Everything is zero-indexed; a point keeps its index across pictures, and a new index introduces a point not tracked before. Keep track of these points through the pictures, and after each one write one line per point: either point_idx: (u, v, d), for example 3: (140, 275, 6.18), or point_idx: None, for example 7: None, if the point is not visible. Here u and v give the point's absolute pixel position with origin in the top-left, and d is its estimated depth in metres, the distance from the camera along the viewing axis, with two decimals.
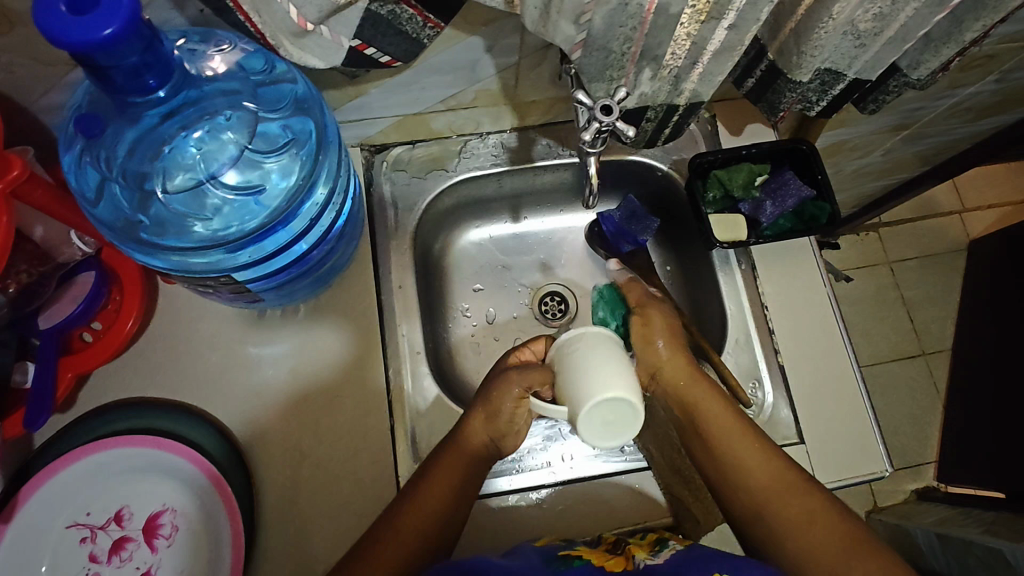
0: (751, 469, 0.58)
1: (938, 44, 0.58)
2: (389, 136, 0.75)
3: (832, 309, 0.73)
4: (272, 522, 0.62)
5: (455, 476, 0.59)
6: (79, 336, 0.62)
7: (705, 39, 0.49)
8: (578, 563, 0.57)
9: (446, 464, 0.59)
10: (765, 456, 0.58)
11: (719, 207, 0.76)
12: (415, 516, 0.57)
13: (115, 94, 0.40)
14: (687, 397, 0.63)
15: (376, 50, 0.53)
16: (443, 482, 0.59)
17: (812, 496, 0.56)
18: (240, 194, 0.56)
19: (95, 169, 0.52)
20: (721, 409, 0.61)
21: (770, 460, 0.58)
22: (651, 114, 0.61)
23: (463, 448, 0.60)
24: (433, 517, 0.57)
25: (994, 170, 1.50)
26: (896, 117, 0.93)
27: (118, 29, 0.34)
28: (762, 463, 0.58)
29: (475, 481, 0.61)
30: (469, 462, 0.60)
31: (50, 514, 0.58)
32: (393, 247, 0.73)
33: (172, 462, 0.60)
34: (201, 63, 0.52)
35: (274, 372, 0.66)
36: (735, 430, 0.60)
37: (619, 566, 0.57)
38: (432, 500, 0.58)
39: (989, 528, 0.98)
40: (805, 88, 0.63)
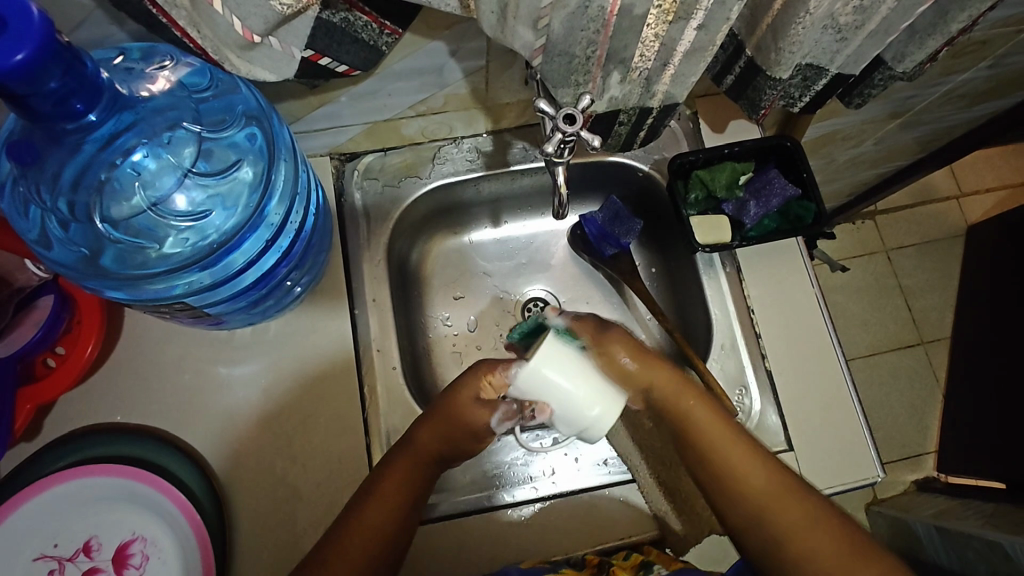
0: (748, 477, 0.57)
1: (923, 36, 0.56)
2: (360, 144, 0.72)
3: (820, 310, 0.71)
4: (246, 547, 0.60)
5: (412, 471, 0.58)
6: (43, 362, 0.60)
7: (674, 40, 0.46)
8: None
9: (402, 469, 0.57)
10: (761, 463, 0.57)
11: (702, 208, 0.73)
12: (381, 510, 0.55)
13: (43, 122, 0.38)
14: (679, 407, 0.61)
15: (331, 60, 0.51)
16: (400, 488, 0.57)
17: (803, 503, 0.56)
18: (196, 215, 0.54)
19: (36, 204, 0.49)
20: (707, 416, 0.60)
21: (751, 479, 0.57)
22: (624, 117, 0.58)
23: (416, 456, 0.58)
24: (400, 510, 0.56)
25: (994, 153, 1.47)
26: (890, 106, 0.89)
27: (31, 54, 0.33)
28: (756, 474, 0.57)
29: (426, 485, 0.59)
30: (428, 460, 0.59)
31: (17, 547, 0.57)
32: (367, 258, 0.71)
33: (140, 490, 0.58)
34: (139, 82, 0.50)
35: (246, 393, 0.64)
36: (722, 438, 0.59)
37: None
38: (395, 501, 0.56)
39: (989, 521, 0.96)
40: (786, 84, 0.60)
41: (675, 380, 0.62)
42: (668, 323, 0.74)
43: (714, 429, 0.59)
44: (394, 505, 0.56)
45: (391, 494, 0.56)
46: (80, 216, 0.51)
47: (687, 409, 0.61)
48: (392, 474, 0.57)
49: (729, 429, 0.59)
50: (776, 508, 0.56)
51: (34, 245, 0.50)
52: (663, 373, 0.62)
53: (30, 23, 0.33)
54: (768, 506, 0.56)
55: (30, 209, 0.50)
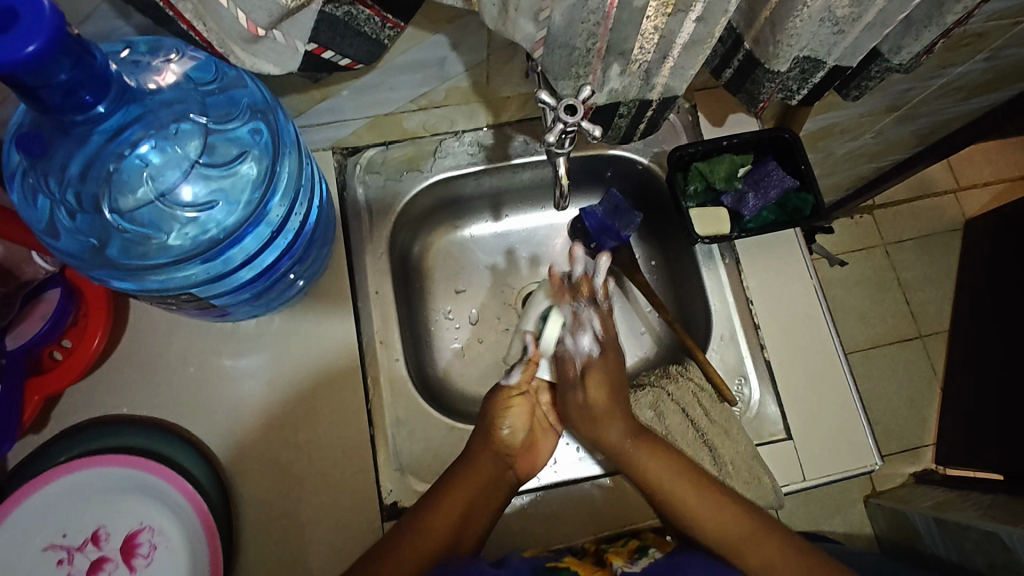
0: (716, 521, 0.63)
1: (919, 27, 0.56)
2: (361, 138, 0.73)
3: (819, 301, 0.72)
4: (253, 538, 0.61)
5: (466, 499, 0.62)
6: (50, 354, 0.61)
7: (674, 32, 0.47)
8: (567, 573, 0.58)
9: (466, 483, 0.63)
10: (724, 506, 0.63)
11: (701, 200, 0.74)
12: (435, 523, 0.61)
13: (53, 114, 0.39)
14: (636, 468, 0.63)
15: (334, 53, 0.51)
16: (462, 501, 0.62)
17: (770, 540, 0.62)
18: (201, 207, 0.55)
19: (44, 194, 0.50)
20: (662, 466, 0.64)
21: (727, 509, 0.63)
22: (624, 110, 0.59)
23: (479, 468, 0.64)
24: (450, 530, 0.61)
25: (990, 147, 1.48)
26: (887, 99, 0.90)
27: (42, 46, 0.33)
28: (719, 509, 0.63)
29: (482, 505, 0.64)
30: (484, 488, 0.64)
31: (27, 536, 0.57)
32: (369, 252, 0.72)
33: (147, 480, 0.59)
34: (145, 75, 0.50)
35: (250, 385, 0.65)
36: (682, 482, 0.63)
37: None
38: (450, 517, 0.61)
39: (987, 512, 0.97)
40: (784, 77, 0.61)
41: (631, 433, 0.66)
42: (668, 315, 0.75)
43: (672, 477, 0.63)
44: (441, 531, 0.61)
45: (453, 508, 0.61)
46: (87, 207, 0.51)
47: (642, 460, 0.64)
48: (457, 487, 0.62)
49: (691, 475, 0.64)
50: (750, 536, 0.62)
51: (40, 234, 0.50)
52: (616, 430, 0.65)
53: (41, 16, 0.33)
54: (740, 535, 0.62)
55: (38, 199, 0.50)
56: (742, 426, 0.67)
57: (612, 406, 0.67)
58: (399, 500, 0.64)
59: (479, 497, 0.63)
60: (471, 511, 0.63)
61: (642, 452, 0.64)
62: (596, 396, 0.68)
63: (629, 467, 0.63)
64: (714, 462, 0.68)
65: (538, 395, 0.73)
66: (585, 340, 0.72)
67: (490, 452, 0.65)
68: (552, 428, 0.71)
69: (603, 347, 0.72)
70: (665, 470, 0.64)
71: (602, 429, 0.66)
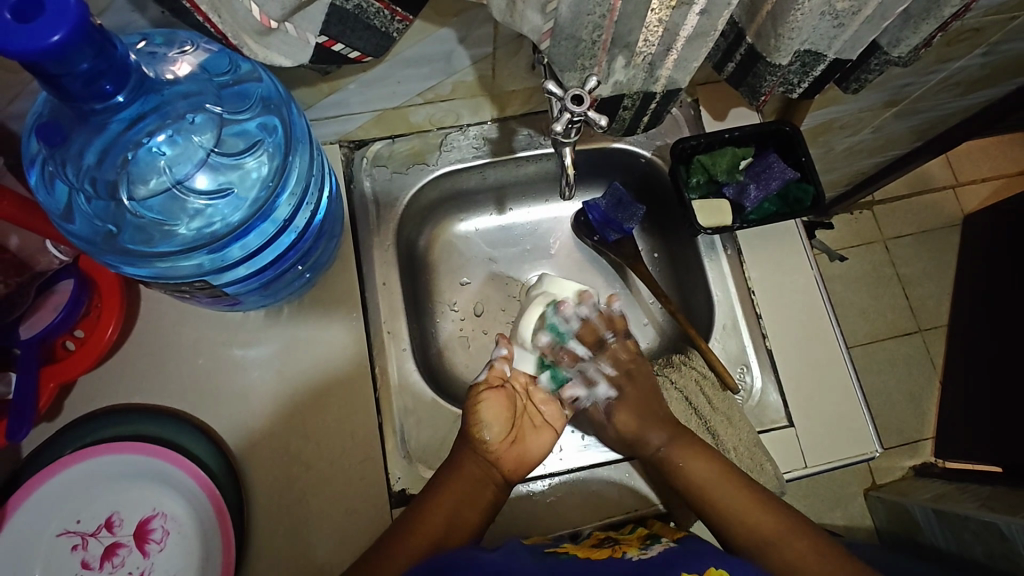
0: (737, 508, 0.62)
1: (918, 20, 0.57)
2: (368, 132, 0.74)
3: (820, 290, 0.73)
4: (262, 524, 0.62)
5: (454, 493, 0.61)
6: (63, 344, 0.62)
7: (678, 25, 0.48)
8: (563, 558, 0.57)
9: (450, 486, 0.62)
10: (749, 502, 0.62)
11: (703, 192, 0.75)
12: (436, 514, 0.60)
13: (73, 102, 0.40)
14: (676, 466, 0.65)
15: (344, 46, 0.52)
16: (449, 502, 0.61)
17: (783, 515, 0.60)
18: (212, 196, 0.56)
19: (63, 180, 0.51)
20: (703, 466, 0.64)
21: (762, 506, 0.62)
22: (628, 102, 0.60)
23: (464, 469, 0.63)
24: (440, 528, 0.60)
25: (989, 143, 1.49)
26: (887, 94, 0.91)
27: (66, 36, 0.34)
28: (757, 509, 0.61)
29: (473, 502, 0.62)
30: (470, 484, 0.63)
31: (41, 522, 0.58)
32: (376, 244, 0.73)
33: (159, 467, 0.60)
34: (162, 66, 0.51)
35: (260, 374, 0.66)
36: (719, 481, 0.63)
37: (604, 556, 0.58)
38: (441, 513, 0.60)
39: (985, 503, 0.99)
40: (786, 70, 0.62)
41: (670, 440, 0.67)
42: (671, 305, 0.76)
43: (709, 477, 0.63)
44: (432, 529, 0.59)
45: (443, 503, 0.61)
46: (102, 193, 0.52)
47: (685, 463, 0.65)
48: (445, 489, 0.61)
49: (726, 471, 0.64)
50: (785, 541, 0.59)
51: (57, 219, 0.52)
52: (659, 439, 0.67)
53: (65, 6, 0.34)
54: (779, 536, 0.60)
55: (58, 184, 0.51)
56: (744, 414, 0.68)
57: (643, 422, 0.68)
58: (407, 487, 0.65)
59: (468, 497, 0.62)
60: (459, 509, 0.61)
61: (680, 450, 0.66)
62: (625, 422, 0.69)
63: (666, 465, 0.65)
64: (716, 445, 0.69)
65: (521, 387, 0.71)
66: (601, 387, 0.73)
67: (472, 448, 0.65)
68: (536, 421, 0.69)
69: (619, 387, 0.72)
70: (704, 468, 0.64)
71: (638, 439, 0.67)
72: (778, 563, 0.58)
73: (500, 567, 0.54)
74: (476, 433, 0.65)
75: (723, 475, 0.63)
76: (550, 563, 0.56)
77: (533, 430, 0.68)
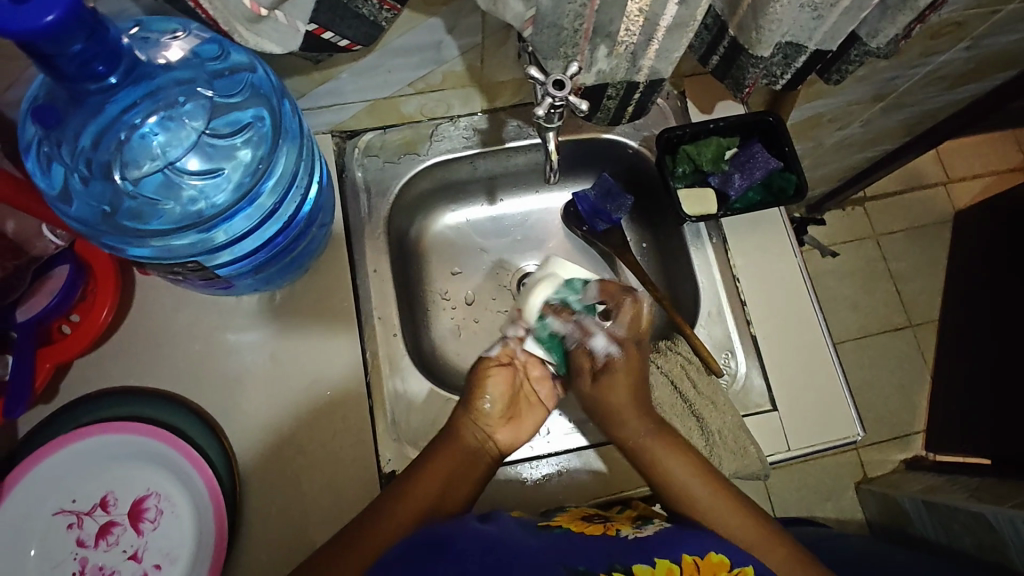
0: (717, 515, 0.62)
1: (895, 11, 0.58)
2: (360, 122, 0.75)
3: (803, 278, 0.74)
4: (254, 504, 0.63)
5: (449, 467, 0.63)
6: (58, 328, 0.63)
7: (657, 15, 0.49)
8: (558, 531, 0.58)
9: (448, 455, 0.63)
10: (727, 507, 0.62)
11: (689, 181, 0.76)
12: (417, 495, 0.61)
13: (67, 82, 0.41)
14: (658, 465, 0.64)
15: (333, 35, 0.53)
16: (443, 471, 0.62)
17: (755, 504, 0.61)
18: (206, 177, 0.57)
19: (59, 161, 0.53)
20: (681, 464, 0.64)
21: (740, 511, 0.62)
22: (612, 91, 0.61)
23: (463, 440, 0.65)
24: (432, 496, 0.61)
25: (979, 140, 1.51)
26: (873, 88, 0.93)
27: (60, 16, 0.35)
28: (733, 513, 0.62)
29: (468, 476, 0.64)
30: (466, 457, 0.64)
31: (38, 501, 0.59)
32: (368, 232, 0.74)
33: (152, 447, 0.61)
34: (155, 51, 0.52)
35: (253, 358, 0.67)
36: (699, 482, 0.63)
37: (599, 532, 0.59)
38: (434, 484, 0.62)
39: (973, 494, 1.00)
40: (769, 62, 0.63)
41: (650, 430, 0.66)
42: (658, 293, 0.77)
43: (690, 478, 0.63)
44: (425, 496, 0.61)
45: (436, 474, 0.62)
46: (98, 174, 0.54)
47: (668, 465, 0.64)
48: (440, 460, 0.63)
49: (705, 476, 0.64)
50: (764, 546, 0.60)
51: (54, 201, 0.53)
52: (635, 425, 0.66)
53: None
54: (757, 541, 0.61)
55: (54, 166, 0.53)
56: (728, 398, 0.69)
57: (631, 405, 0.68)
58: (397, 468, 0.66)
59: (461, 467, 0.64)
60: (452, 481, 0.63)
61: (658, 447, 0.65)
62: (615, 395, 0.68)
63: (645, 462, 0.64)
64: (701, 429, 0.70)
65: (525, 369, 0.72)
66: (599, 341, 0.72)
67: (473, 422, 0.66)
68: (534, 400, 0.71)
69: (622, 346, 0.71)
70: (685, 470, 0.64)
71: (620, 425, 0.67)
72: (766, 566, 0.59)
73: (495, 539, 0.55)
74: (477, 405, 0.67)
75: (705, 479, 0.63)
76: (546, 535, 0.57)
77: (531, 408, 0.70)
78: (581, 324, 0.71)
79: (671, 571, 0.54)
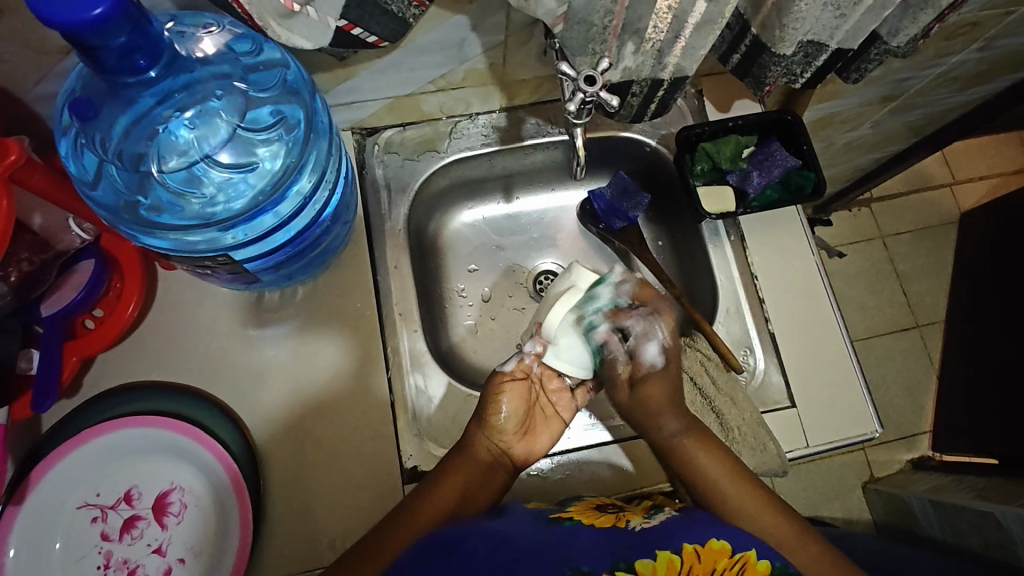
0: (750, 512, 0.62)
1: (916, 10, 0.59)
2: (380, 119, 0.76)
3: (820, 276, 0.75)
4: (277, 500, 0.63)
5: (468, 471, 0.62)
6: (82, 322, 0.63)
7: (686, 12, 0.50)
8: (567, 523, 0.58)
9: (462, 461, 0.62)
10: (762, 504, 0.62)
11: (707, 179, 0.77)
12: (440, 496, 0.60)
13: (108, 75, 0.42)
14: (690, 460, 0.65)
15: (362, 31, 0.53)
16: (462, 477, 0.62)
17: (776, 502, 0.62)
18: (234, 172, 0.57)
19: (92, 152, 0.54)
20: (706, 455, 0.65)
21: (774, 507, 0.62)
22: (635, 88, 0.62)
23: (479, 449, 0.64)
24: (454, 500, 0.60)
25: (985, 142, 1.51)
26: (885, 88, 0.93)
27: (108, 9, 0.36)
28: (767, 512, 0.62)
29: (485, 482, 0.63)
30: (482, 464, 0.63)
31: (62, 494, 0.59)
32: (388, 229, 0.74)
33: (177, 442, 0.61)
34: (191, 45, 0.53)
35: (274, 353, 0.68)
36: (731, 481, 0.63)
37: (608, 522, 0.59)
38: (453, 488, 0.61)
39: (981, 493, 1.01)
40: (790, 61, 0.64)
41: (684, 428, 0.66)
42: (676, 290, 0.77)
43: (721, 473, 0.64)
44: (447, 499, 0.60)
45: (456, 479, 0.61)
46: (128, 165, 0.54)
47: (693, 455, 0.65)
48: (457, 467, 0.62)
49: (737, 473, 0.64)
50: (798, 544, 0.60)
51: (83, 187, 0.54)
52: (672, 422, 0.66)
53: None
54: (790, 539, 0.60)
55: (86, 155, 0.54)
56: (747, 395, 0.69)
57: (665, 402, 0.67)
58: (419, 464, 0.66)
59: (479, 475, 0.63)
60: (470, 486, 0.62)
61: (693, 443, 0.65)
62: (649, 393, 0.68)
63: (677, 456, 0.65)
64: (721, 425, 0.70)
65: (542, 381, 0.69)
66: (651, 350, 0.69)
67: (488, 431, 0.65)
68: (551, 410, 0.69)
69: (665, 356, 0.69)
70: (716, 466, 0.64)
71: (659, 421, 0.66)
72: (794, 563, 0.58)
73: (502, 536, 0.55)
74: (492, 418, 0.65)
75: (737, 476, 0.64)
76: (555, 529, 0.57)
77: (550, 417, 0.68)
78: (644, 321, 0.68)
79: (673, 562, 0.54)
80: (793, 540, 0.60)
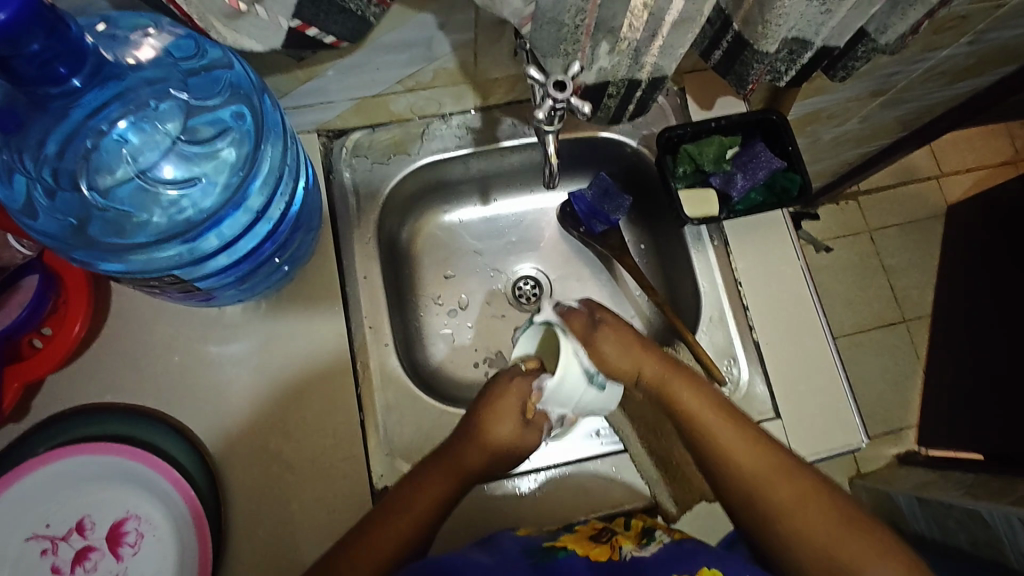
0: (739, 457, 0.58)
1: (905, 7, 0.56)
2: (347, 120, 0.72)
3: (806, 282, 0.72)
4: (240, 525, 0.60)
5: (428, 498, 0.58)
6: (29, 342, 0.60)
7: (663, 9, 0.46)
8: (562, 555, 0.56)
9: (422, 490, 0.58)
10: (756, 451, 0.58)
11: (690, 181, 0.74)
12: (396, 526, 0.57)
13: (22, 84, 0.38)
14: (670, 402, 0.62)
15: (318, 31, 0.49)
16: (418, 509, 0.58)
17: (764, 450, 0.58)
18: (181, 186, 0.55)
19: (21, 172, 0.50)
20: (702, 405, 0.60)
21: (764, 451, 0.58)
22: (612, 90, 0.59)
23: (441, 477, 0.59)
24: (415, 531, 0.57)
25: (972, 134, 1.50)
26: (873, 83, 0.90)
27: (12, 14, 0.32)
28: (753, 453, 0.58)
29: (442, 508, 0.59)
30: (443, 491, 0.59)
31: (8, 528, 0.56)
32: (357, 236, 0.71)
33: (131, 468, 0.58)
34: (123, 50, 0.50)
35: (237, 372, 0.64)
36: (719, 424, 0.60)
37: (604, 554, 0.57)
38: (409, 520, 0.57)
39: (967, 490, 0.99)
40: (773, 58, 0.60)
41: (663, 370, 0.62)
42: (658, 296, 0.75)
43: (705, 413, 0.60)
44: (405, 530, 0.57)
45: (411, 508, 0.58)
46: (66, 184, 0.52)
47: (678, 398, 0.61)
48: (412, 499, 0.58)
49: (725, 412, 0.60)
50: (787, 489, 0.57)
51: (17, 214, 0.50)
52: (646, 362, 0.62)
53: None
54: (778, 488, 0.57)
55: (15, 177, 0.50)
56: (730, 406, 0.67)
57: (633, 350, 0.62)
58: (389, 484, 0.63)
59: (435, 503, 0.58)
60: (425, 515, 0.58)
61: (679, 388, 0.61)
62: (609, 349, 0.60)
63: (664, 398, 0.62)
64: None
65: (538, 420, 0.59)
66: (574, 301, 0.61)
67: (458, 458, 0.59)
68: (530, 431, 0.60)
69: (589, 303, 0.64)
70: (699, 405, 0.61)
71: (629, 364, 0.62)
72: (789, 511, 0.56)
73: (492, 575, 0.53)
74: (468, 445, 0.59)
75: (723, 419, 0.60)
76: (546, 564, 0.55)
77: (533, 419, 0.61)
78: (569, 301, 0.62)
79: None
80: (781, 483, 0.57)
